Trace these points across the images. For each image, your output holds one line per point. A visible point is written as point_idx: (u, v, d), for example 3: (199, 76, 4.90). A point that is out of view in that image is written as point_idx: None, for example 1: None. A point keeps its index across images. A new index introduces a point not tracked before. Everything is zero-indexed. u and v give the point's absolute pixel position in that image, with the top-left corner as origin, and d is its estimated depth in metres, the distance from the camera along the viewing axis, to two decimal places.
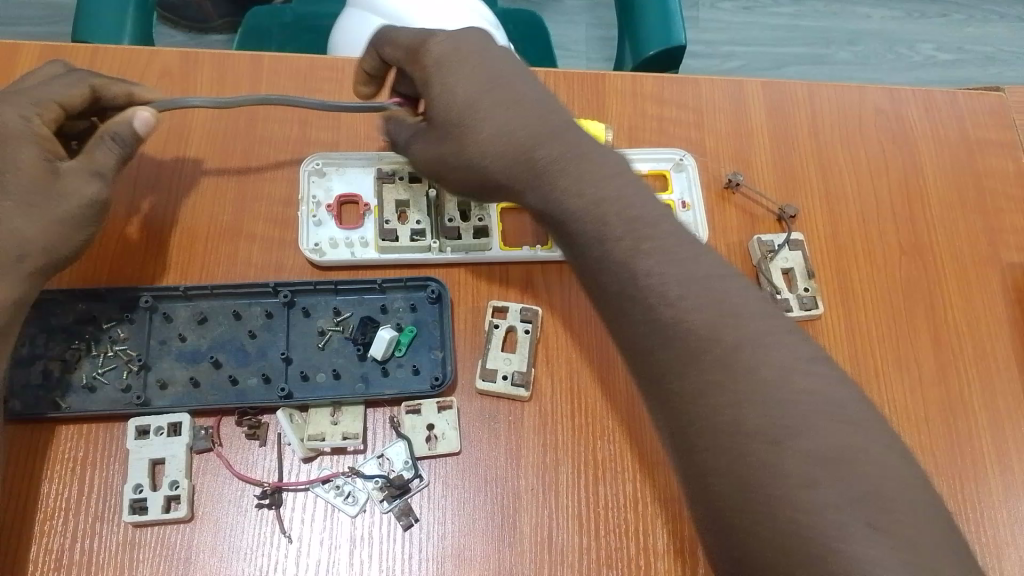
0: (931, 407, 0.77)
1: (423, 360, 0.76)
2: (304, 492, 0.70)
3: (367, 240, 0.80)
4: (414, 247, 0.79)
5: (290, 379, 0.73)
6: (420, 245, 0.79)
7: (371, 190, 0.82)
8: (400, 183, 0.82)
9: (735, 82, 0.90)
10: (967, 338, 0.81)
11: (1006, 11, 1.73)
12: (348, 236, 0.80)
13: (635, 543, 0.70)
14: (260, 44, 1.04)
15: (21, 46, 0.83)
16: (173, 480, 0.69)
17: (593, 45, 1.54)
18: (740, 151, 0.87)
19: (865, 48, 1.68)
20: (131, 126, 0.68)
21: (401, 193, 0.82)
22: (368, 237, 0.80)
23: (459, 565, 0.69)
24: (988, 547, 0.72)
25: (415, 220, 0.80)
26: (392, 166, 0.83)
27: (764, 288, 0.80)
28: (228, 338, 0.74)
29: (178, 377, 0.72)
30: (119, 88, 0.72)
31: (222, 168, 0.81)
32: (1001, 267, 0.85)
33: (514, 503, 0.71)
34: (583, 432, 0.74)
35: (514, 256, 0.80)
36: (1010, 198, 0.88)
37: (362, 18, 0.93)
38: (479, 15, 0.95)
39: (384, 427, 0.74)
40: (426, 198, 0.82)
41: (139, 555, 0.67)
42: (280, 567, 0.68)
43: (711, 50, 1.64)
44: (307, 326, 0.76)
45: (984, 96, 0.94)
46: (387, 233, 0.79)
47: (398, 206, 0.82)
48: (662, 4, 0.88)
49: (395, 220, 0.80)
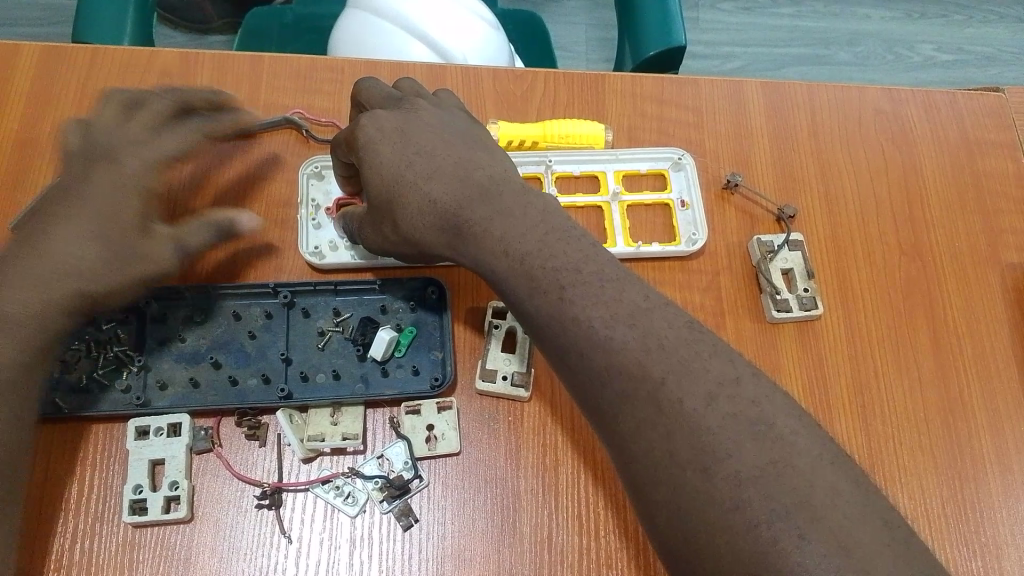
0: (931, 408, 0.77)
1: (423, 360, 0.76)
2: (304, 492, 0.70)
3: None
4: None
5: (290, 379, 0.73)
6: None
7: None
8: None
9: (736, 83, 0.90)
10: (966, 338, 0.81)
11: (1006, 12, 1.73)
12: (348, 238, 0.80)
13: (635, 544, 0.70)
14: (261, 45, 1.04)
15: (21, 46, 0.83)
16: (173, 480, 0.69)
17: (594, 46, 1.54)
18: (740, 152, 0.87)
19: (864, 49, 1.69)
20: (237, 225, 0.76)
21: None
22: None
23: (459, 565, 0.69)
24: (988, 547, 0.72)
25: None
26: None
27: (764, 288, 0.80)
28: (227, 339, 0.74)
29: (178, 378, 0.72)
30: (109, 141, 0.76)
31: (235, 181, 0.81)
32: (1001, 268, 0.85)
33: (514, 503, 0.71)
34: (583, 433, 0.74)
35: None
36: (1009, 198, 0.88)
37: (363, 18, 0.93)
38: (480, 16, 0.95)
39: (384, 427, 0.74)
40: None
41: (139, 555, 0.67)
42: (280, 568, 0.68)
43: (711, 50, 1.64)
44: (307, 326, 0.76)
45: (984, 96, 0.94)
46: None
47: None
48: (662, 5, 0.88)
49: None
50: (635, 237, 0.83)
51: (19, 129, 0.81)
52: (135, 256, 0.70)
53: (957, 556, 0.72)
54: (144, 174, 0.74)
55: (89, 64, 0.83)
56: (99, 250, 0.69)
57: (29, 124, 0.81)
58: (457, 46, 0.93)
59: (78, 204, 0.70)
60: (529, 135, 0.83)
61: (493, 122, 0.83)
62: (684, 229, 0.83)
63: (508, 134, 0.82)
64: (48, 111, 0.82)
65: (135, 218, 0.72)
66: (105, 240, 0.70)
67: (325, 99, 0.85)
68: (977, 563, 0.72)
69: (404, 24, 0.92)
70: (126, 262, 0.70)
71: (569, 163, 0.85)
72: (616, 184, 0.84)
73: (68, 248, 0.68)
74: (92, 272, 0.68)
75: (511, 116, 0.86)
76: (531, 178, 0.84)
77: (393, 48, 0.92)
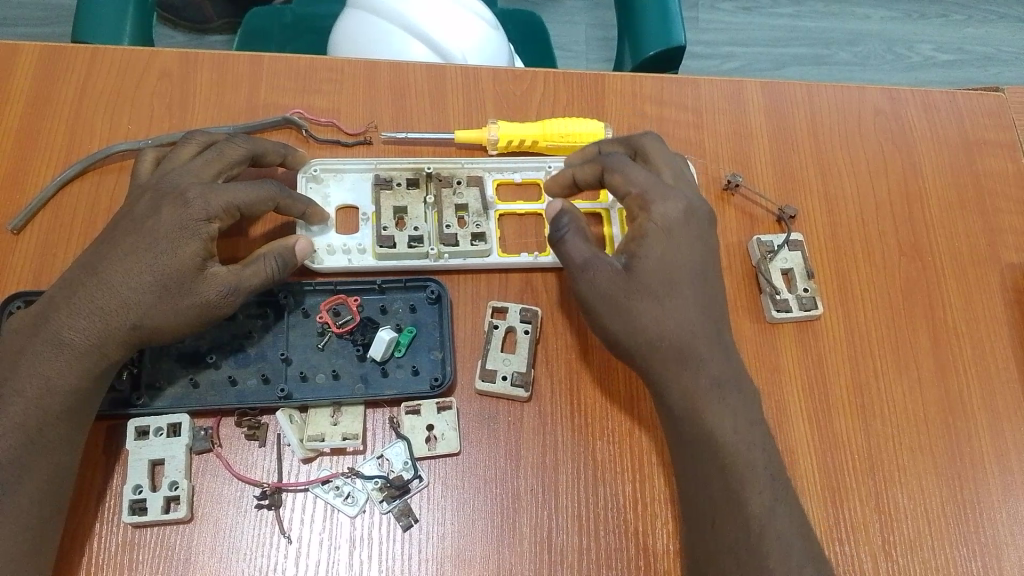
0: (931, 408, 0.77)
1: (423, 360, 0.76)
2: (303, 492, 0.70)
3: (365, 247, 0.79)
4: (412, 254, 0.79)
5: (290, 379, 0.73)
6: (419, 251, 0.78)
7: (369, 197, 0.81)
8: (398, 190, 0.81)
9: (736, 82, 0.90)
10: (967, 339, 0.81)
11: (1006, 12, 1.73)
12: (346, 242, 0.79)
13: (635, 543, 0.70)
14: (260, 45, 1.04)
15: (21, 46, 0.83)
16: (173, 480, 0.69)
17: (594, 46, 1.54)
18: (740, 152, 0.87)
19: (865, 48, 1.69)
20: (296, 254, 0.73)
21: (400, 199, 0.81)
22: (366, 243, 0.80)
23: (459, 565, 0.69)
24: (987, 548, 0.72)
25: (413, 226, 0.80)
26: (390, 172, 0.82)
27: (764, 288, 0.80)
28: (227, 340, 0.74)
29: (177, 379, 0.72)
30: (148, 159, 0.74)
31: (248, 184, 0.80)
32: (1001, 267, 0.85)
33: (514, 503, 0.71)
34: (583, 432, 0.74)
35: (512, 262, 0.80)
36: (1009, 198, 0.88)
37: (363, 18, 0.93)
38: (480, 16, 0.95)
39: (384, 427, 0.74)
40: (426, 203, 0.81)
41: (139, 555, 0.67)
42: (280, 568, 0.68)
43: (711, 50, 1.64)
44: (306, 326, 0.76)
45: (985, 96, 0.94)
46: (385, 240, 0.78)
47: (396, 213, 0.81)
48: (662, 6, 0.88)
49: (392, 226, 0.79)
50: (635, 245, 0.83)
51: (18, 129, 0.81)
52: (180, 291, 0.66)
53: (956, 556, 0.72)
54: (211, 216, 0.68)
55: (89, 65, 0.83)
56: (153, 286, 0.65)
57: (29, 124, 0.81)
58: (458, 46, 0.93)
59: (157, 238, 0.66)
60: (529, 135, 0.82)
61: (493, 122, 0.83)
62: None
63: (507, 134, 0.82)
64: (47, 112, 0.82)
65: (202, 257, 0.67)
66: (169, 277, 0.66)
67: (324, 98, 0.85)
68: (976, 563, 0.72)
69: (403, 25, 0.92)
70: (173, 297, 0.66)
71: None
72: None
73: (124, 280, 0.65)
74: (127, 308, 0.65)
75: (510, 116, 0.86)
76: (530, 184, 0.84)
77: (393, 48, 0.92)
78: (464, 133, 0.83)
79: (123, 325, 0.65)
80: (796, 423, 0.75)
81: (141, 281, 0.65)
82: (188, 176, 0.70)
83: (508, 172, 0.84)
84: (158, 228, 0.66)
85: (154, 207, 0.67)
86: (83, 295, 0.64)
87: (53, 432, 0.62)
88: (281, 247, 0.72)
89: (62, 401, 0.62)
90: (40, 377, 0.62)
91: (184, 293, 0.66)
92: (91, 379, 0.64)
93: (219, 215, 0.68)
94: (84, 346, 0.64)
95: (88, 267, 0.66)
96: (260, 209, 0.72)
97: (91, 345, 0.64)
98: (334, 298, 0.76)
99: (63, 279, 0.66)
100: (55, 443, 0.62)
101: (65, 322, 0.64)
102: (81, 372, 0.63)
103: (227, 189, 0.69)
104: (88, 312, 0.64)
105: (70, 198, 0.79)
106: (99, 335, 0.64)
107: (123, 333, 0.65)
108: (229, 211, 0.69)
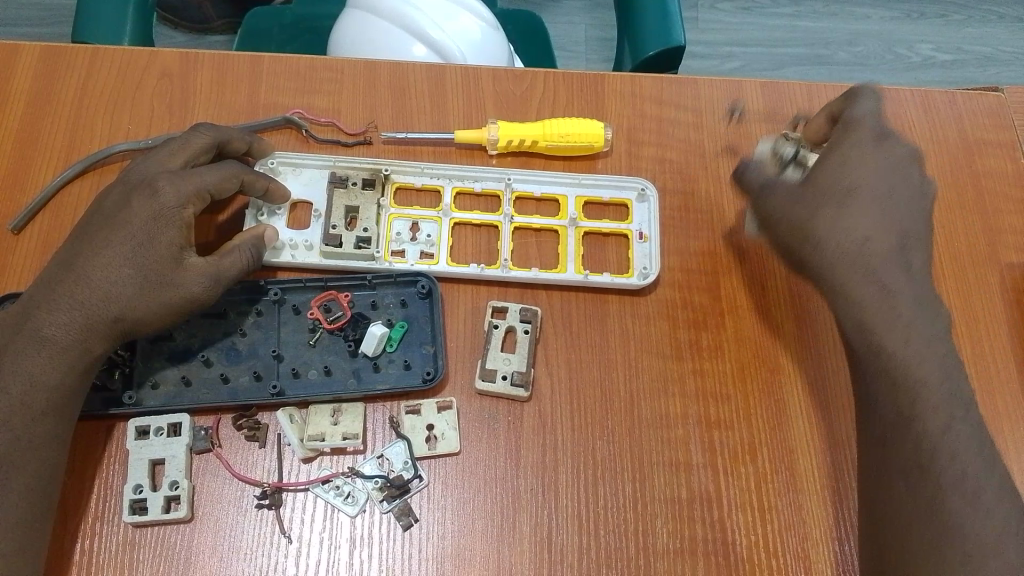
0: None
1: (414, 355, 0.75)
2: (304, 492, 0.71)
3: (312, 244, 0.79)
4: (358, 255, 0.78)
5: (281, 376, 0.73)
6: (365, 253, 0.78)
7: (324, 195, 0.81)
8: (353, 188, 0.81)
9: (735, 82, 0.90)
10: (966, 340, 0.81)
11: (1005, 12, 1.73)
12: (292, 237, 0.79)
13: (634, 543, 0.71)
14: (260, 45, 1.05)
15: (21, 46, 0.83)
16: (173, 480, 0.69)
17: (594, 46, 1.55)
18: (740, 152, 0.87)
19: (864, 48, 1.69)
20: (262, 236, 0.74)
21: (353, 199, 0.80)
22: (313, 240, 0.79)
23: (459, 565, 0.69)
24: None
25: (363, 227, 0.79)
26: (346, 171, 0.82)
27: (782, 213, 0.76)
28: (217, 337, 0.74)
29: (167, 376, 0.72)
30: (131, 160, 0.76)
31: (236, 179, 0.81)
32: (999, 267, 0.85)
33: (514, 503, 0.71)
34: (582, 431, 0.74)
35: (460, 272, 0.78)
36: (1008, 198, 0.89)
37: (362, 18, 0.93)
38: (479, 15, 0.95)
39: (384, 427, 0.74)
40: (379, 205, 0.81)
41: (139, 555, 0.67)
42: (280, 568, 0.68)
43: (711, 50, 1.65)
44: (297, 323, 0.76)
45: (984, 96, 0.93)
46: (332, 239, 0.78)
47: (348, 212, 0.80)
48: (661, 5, 0.88)
49: (342, 225, 0.79)
50: (586, 264, 0.82)
51: (19, 129, 0.81)
52: (157, 283, 0.66)
53: None
54: (184, 202, 0.68)
55: (89, 64, 0.83)
56: (132, 279, 0.65)
57: (29, 124, 0.81)
58: (457, 45, 0.92)
59: (133, 232, 0.66)
60: (529, 135, 0.82)
61: (493, 122, 0.83)
62: (638, 260, 0.81)
63: (507, 134, 0.82)
64: (45, 112, 0.82)
65: (177, 246, 0.68)
66: (147, 270, 0.66)
67: (324, 99, 0.85)
68: None
69: (402, 26, 0.92)
70: (152, 291, 0.66)
71: (529, 181, 0.84)
72: (575, 209, 0.84)
73: (102, 276, 0.65)
74: (109, 303, 0.65)
75: (510, 117, 0.86)
76: (489, 194, 0.84)
77: (392, 49, 0.92)
78: (464, 132, 0.83)
79: (104, 319, 0.65)
80: (796, 424, 0.75)
81: (119, 275, 0.65)
82: (160, 168, 0.70)
83: (469, 181, 0.83)
84: (133, 221, 0.66)
85: (128, 201, 0.67)
86: (62, 292, 0.65)
87: (40, 428, 0.62)
88: (247, 233, 0.73)
89: (49, 397, 0.63)
90: (25, 374, 0.62)
91: (163, 287, 0.66)
92: (76, 375, 0.65)
93: (190, 200, 0.69)
94: (67, 342, 0.64)
95: (65, 265, 0.66)
96: (226, 189, 0.72)
97: (74, 341, 0.64)
98: (325, 295, 0.76)
99: (44, 277, 0.66)
100: (40, 438, 0.62)
101: (45, 319, 0.64)
102: (64, 368, 0.64)
103: (195, 175, 0.70)
104: (68, 307, 0.64)
105: (71, 198, 0.79)
106: (82, 331, 0.65)
107: (106, 328, 0.65)
108: (200, 195, 0.70)
